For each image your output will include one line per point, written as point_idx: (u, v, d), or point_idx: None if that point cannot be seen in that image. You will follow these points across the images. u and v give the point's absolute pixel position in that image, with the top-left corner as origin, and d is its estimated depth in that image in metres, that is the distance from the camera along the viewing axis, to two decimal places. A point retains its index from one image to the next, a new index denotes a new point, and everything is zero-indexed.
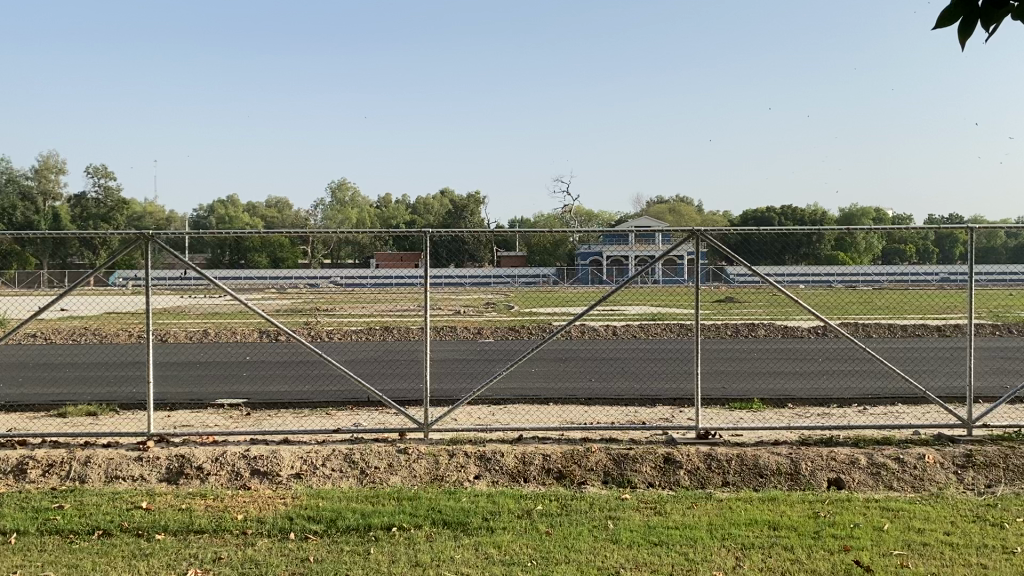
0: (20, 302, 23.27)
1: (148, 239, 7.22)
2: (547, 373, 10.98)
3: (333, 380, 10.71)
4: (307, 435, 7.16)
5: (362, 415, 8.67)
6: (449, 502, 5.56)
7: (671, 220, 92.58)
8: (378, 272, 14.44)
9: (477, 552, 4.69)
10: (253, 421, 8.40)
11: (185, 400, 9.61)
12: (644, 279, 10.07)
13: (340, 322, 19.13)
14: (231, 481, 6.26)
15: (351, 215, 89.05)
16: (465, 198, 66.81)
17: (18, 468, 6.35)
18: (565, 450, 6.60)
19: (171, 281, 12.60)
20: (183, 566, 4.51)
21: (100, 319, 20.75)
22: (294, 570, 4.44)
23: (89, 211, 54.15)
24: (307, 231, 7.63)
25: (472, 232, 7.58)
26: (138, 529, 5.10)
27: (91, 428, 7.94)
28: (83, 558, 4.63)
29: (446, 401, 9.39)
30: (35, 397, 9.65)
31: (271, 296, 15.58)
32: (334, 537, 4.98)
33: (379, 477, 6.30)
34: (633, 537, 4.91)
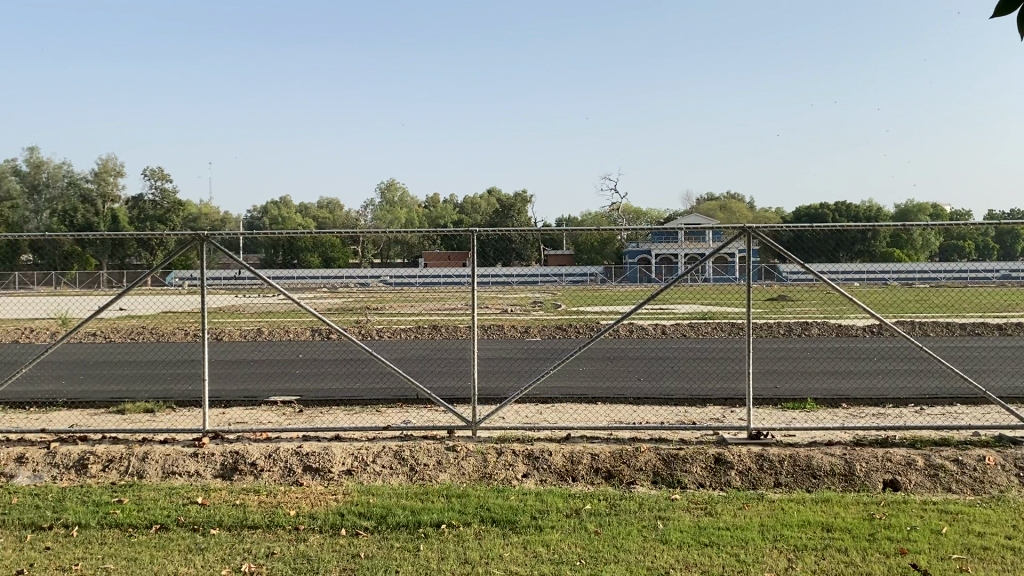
0: (82, 301, 23.96)
1: (204, 240, 7.31)
2: (596, 372, 10.92)
3: (383, 378, 10.82)
4: (357, 432, 7.25)
5: (411, 413, 8.75)
6: (498, 501, 5.58)
7: (722, 216, 91.64)
8: (426, 272, 14.55)
9: (526, 550, 4.69)
10: (305, 418, 8.54)
11: (239, 398, 9.76)
12: (694, 278, 9.95)
13: (390, 321, 19.34)
14: (284, 477, 6.36)
15: (400, 215, 89.84)
16: (513, 197, 66.86)
17: (80, 463, 6.54)
18: (614, 449, 6.57)
19: (225, 281, 12.85)
20: (238, 561, 4.59)
21: (158, 319, 21.24)
22: (346, 566, 4.49)
23: (146, 213, 55.42)
24: (358, 232, 7.57)
25: (520, 231, 7.45)
26: (194, 524, 5.21)
27: (149, 425, 8.15)
28: (142, 551, 4.75)
29: (494, 400, 9.43)
30: (95, 394, 9.93)
31: (322, 296, 15.77)
32: (383, 534, 5.02)
33: (428, 474, 6.34)
34: (684, 537, 4.87)
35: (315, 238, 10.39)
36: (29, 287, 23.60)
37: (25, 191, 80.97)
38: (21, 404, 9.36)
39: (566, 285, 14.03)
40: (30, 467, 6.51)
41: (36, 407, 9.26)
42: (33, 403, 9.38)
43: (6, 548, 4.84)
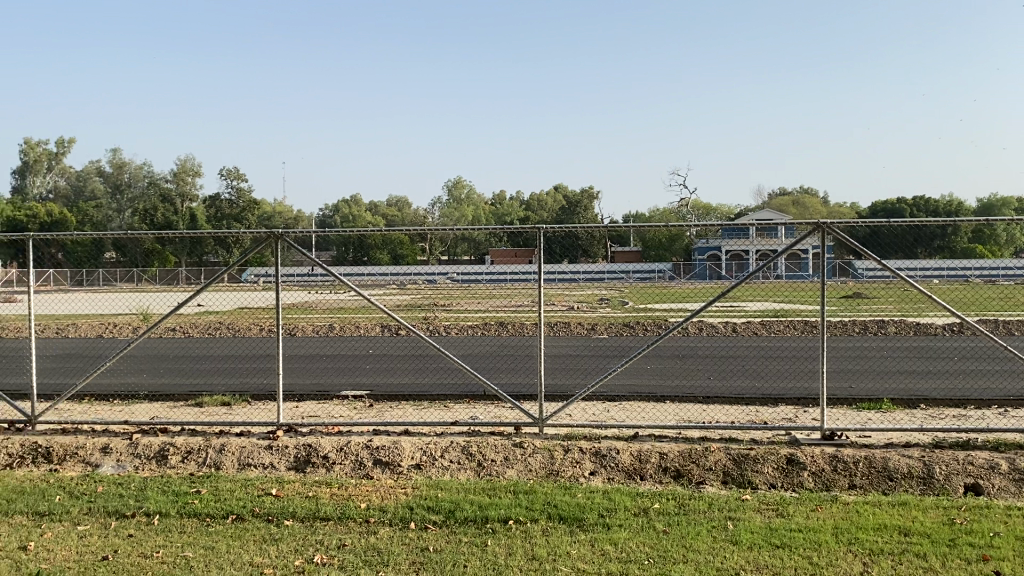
0: (164, 298, 24.82)
1: (278, 237, 7.41)
2: (664, 370, 10.82)
3: (451, 374, 10.93)
4: (425, 427, 7.33)
5: (478, 408, 8.82)
6: (565, 498, 5.58)
7: (795, 211, 89.75)
8: (493, 268, 14.58)
9: (593, 548, 4.68)
10: (375, 412, 8.67)
11: (311, 392, 9.96)
12: (766, 275, 9.76)
13: (458, 317, 19.50)
14: (355, 470, 6.47)
15: (467, 212, 90.47)
16: (580, 194, 66.71)
17: (160, 454, 6.76)
18: (683, 448, 6.49)
19: (298, 279, 13.15)
20: (311, 552, 4.69)
21: (234, 314, 21.86)
22: (414, 559, 4.54)
23: (223, 212, 57.00)
24: (427, 230, 7.31)
25: (586, 227, 7.29)
26: (269, 515, 5.34)
27: (226, 417, 8.38)
28: (218, 541, 4.89)
29: (561, 397, 9.42)
30: (175, 387, 10.27)
31: (392, 294, 15.99)
32: (452, 528, 5.07)
33: (495, 469, 6.37)
34: (755, 538, 4.79)
35: (386, 235, 10.49)
36: (114, 284, 24.56)
37: (108, 191, 84.17)
38: (105, 396, 9.73)
39: (633, 282, 13.94)
40: (115, 457, 6.77)
41: (120, 399, 9.63)
42: (117, 396, 9.75)
43: (92, 534, 5.04)
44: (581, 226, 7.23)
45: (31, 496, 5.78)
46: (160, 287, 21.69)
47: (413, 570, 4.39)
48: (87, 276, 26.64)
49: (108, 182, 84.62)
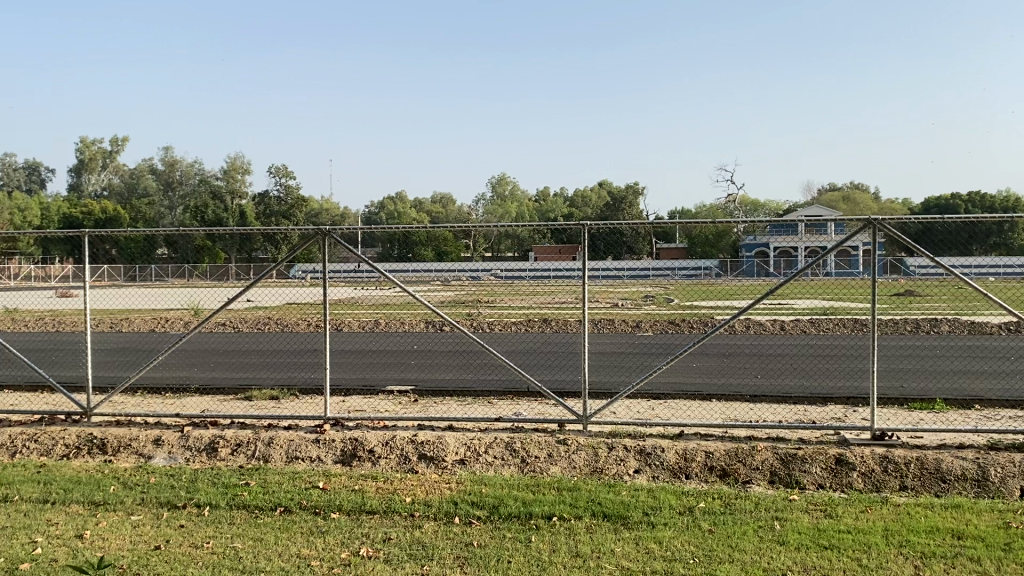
0: (213, 293, 25.27)
1: (325, 233, 7.49)
2: (710, 369, 10.72)
3: (495, 370, 10.97)
4: (470, 422, 7.36)
5: (522, 405, 8.83)
6: (610, 495, 5.56)
7: (844, 207, 88.13)
8: (537, 265, 14.57)
9: (637, 546, 4.66)
10: (421, 407, 8.73)
11: (357, 386, 10.08)
12: (816, 272, 9.60)
13: (502, 313, 19.53)
14: (401, 465, 6.52)
15: (511, 209, 90.54)
16: (625, 190, 66.28)
17: (211, 446, 6.89)
18: (728, 447, 6.42)
19: (345, 274, 13.29)
20: (357, 545, 4.74)
21: (282, 310, 22.19)
22: (459, 554, 4.56)
23: (272, 209, 57.79)
24: (470, 226, 7.31)
25: (631, 222, 7.21)
26: (316, 508, 5.41)
27: (275, 411, 8.52)
28: (267, 532, 4.97)
29: (605, 394, 9.39)
30: (225, 380, 10.47)
31: (436, 290, 16.08)
32: (496, 524, 5.08)
33: (539, 466, 6.37)
34: (802, 539, 4.72)
35: (431, 232, 10.55)
36: (167, 279, 25.08)
37: (160, 188, 85.90)
38: (158, 389, 9.96)
39: (679, 279, 13.83)
40: (167, 449, 6.92)
41: (172, 392, 9.85)
42: (168, 389, 9.98)
43: (145, 524, 5.16)
44: (626, 222, 7.17)
45: (87, 486, 5.93)
46: (210, 282, 22.10)
47: (458, 564, 4.41)
48: (140, 271, 27.24)
49: (161, 179, 86.43)
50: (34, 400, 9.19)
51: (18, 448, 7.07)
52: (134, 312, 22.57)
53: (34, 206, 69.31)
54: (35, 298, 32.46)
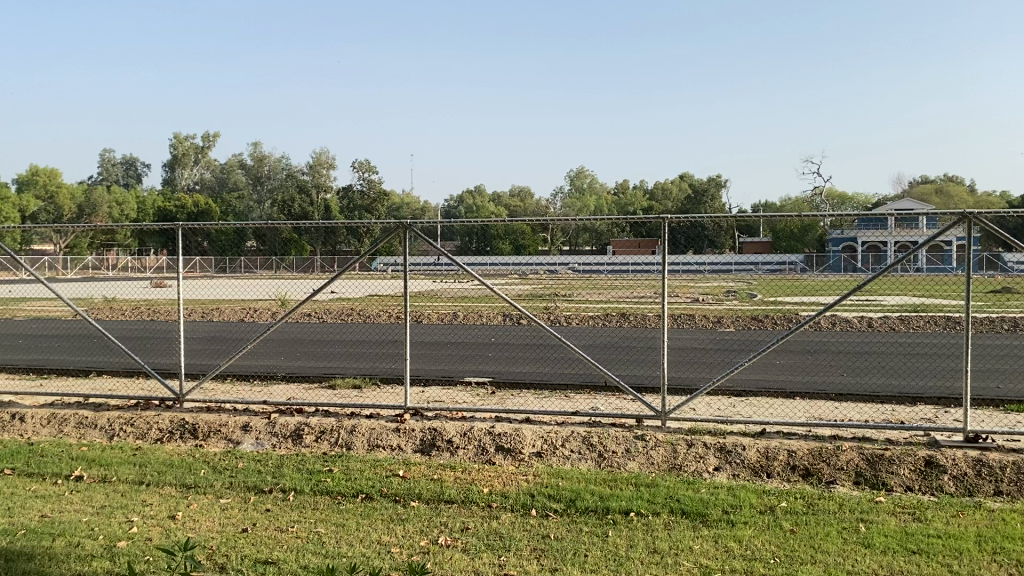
0: (299, 284, 25.94)
1: (406, 227, 7.59)
2: (795, 366, 10.50)
3: (573, 364, 10.97)
4: (547, 415, 7.38)
5: (600, 399, 8.82)
6: (689, 493, 5.50)
7: (937, 201, 84.77)
8: (616, 260, 14.50)
9: (716, 544, 4.60)
10: (498, 399, 8.81)
11: (436, 377, 10.23)
12: (906, 268, 9.28)
13: (580, 307, 19.51)
14: (478, 455, 6.59)
15: (590, 203, 90.10)
16: (707, 182, 65.23)
17: (296, 433, 7.09)
18: (812, 447, 6.28)
19: (425, 267, 13.46)
20: (435, 533, 4.81)
21: (364, 302, 22.63)
22: (535, 546, 4.59)
23: (354, 204, 58.83)
24: (547, 219, 7.28)
25: (713, 217, 7.06)
26: (396, 496, 5.51)
27: (356, 400, 8.72)
28: (349, 518, 5.09)
29: (684, 390, 9.30)
30: (310, 369, 10.77)
31: (515, 284, 16.15)
32: (573, 517, 5.09)
33: (617, 461, 6.35)
34: (889, 542, 4.58)
35: (510, 226, 10.60)
36: (254, 270, 25.86)
37: (249, 183, 88.55)
38: (246, 377, 10.31)
39: (762, 274, 13.55)
40: (254, 435, 7.15)
41: (260, 380, 10.17)
42: (256, 376, 10.32)
43: (234, 507, 5.35)
44: (707, 216, 7.00)
45: (179, 469, 6.17)
46: (295, 273, 22.71)
47: (535, 556, 4.43)
48: (231, 263, 28.16)
49: (249, 174, 89.04)
50: (131, 385, 9.61)
51: (116, 431, 7.41)
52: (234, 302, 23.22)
53: (131, 200, 72.30)
54: (137, 288, 33.83)
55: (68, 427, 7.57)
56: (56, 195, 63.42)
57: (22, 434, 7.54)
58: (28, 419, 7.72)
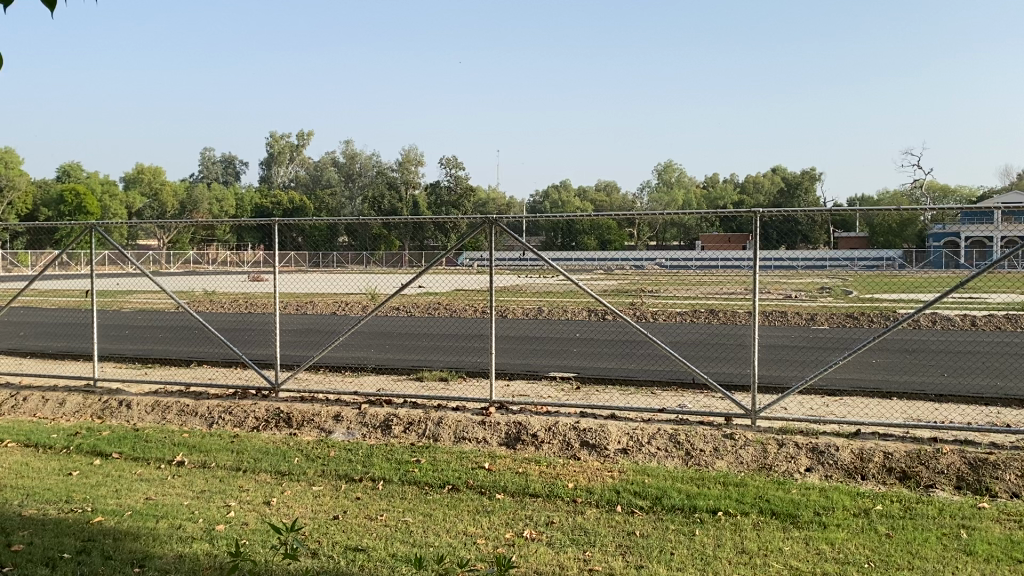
0: (389, 278, 26.38)
1: (492, 221, 7.61)
2: (891, 365, 10.15)
3: (659, 360, 10.87)
4: (633, 412, 7.34)
5: (688, 396, 8.72)
6: (779, 493, 5.39)
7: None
8: (705, 255, 14.29)
9: (808, 546, 4.50)
10: (583, 395, 8.80)
11: (521, 371, 10.29)
12: (1013, 265, 8.83)
13: (666, 302, 19.30)
14: (563, 450, 6.60)
15: (678, 197, 88.77)
16: (800, 175, 63.25)
17: (385, 424, 7.26)
18: (910, 448, 6.06)
19: (511, 262, 13.52)
20: (521, 526, 4.85)
21: (452, 296, 22.95)
22: (621, 543, 4.57)
23: (442, 199, 59.43)
24: (634, 214, 7.19)
25: (807, 210, 6.84)
26: (482, 488, 5.58)
27: (443, 392, 8.86)
28: (436, 508, 5.18)
29: (774, 388, 9.11)
30: (398, 361, 10.99)
31: (601, 280, 16.07)
32: (659, 515, 5.05)
33: (704, 460, 6.26)
34: (992, 551, 4.39)
35: (596, 220, 10.55)
36: (345, 265, 26.48)
37: (340, 179, 90.54)
38: (337, 368, 10.60)
39: (857, 270, 13.14)
40: (345, 425, 7.34)
41: (350, 371, 10.44)
42: (347, 367, 10.58)
43: (325, 494, 5.50)
44: (801, 210, 6.77)
45: (274, 457, 6.39)
46: (384, 267, 23.12)
47: (621, 553, 4.41)
48: (323, 258, 28.94)
49: (340, 171, 91.09)
50: (230, 375, 9.99)
51: (215, 419, 7.72)
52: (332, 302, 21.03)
53: (230, 196, 74.94)
54: (233, 288, 30.07)
55: (171, 414, 7.93)
56: (160, 193, 66.25)
57: (129, 420, 7.94)
58: (135, 406, 8.11)
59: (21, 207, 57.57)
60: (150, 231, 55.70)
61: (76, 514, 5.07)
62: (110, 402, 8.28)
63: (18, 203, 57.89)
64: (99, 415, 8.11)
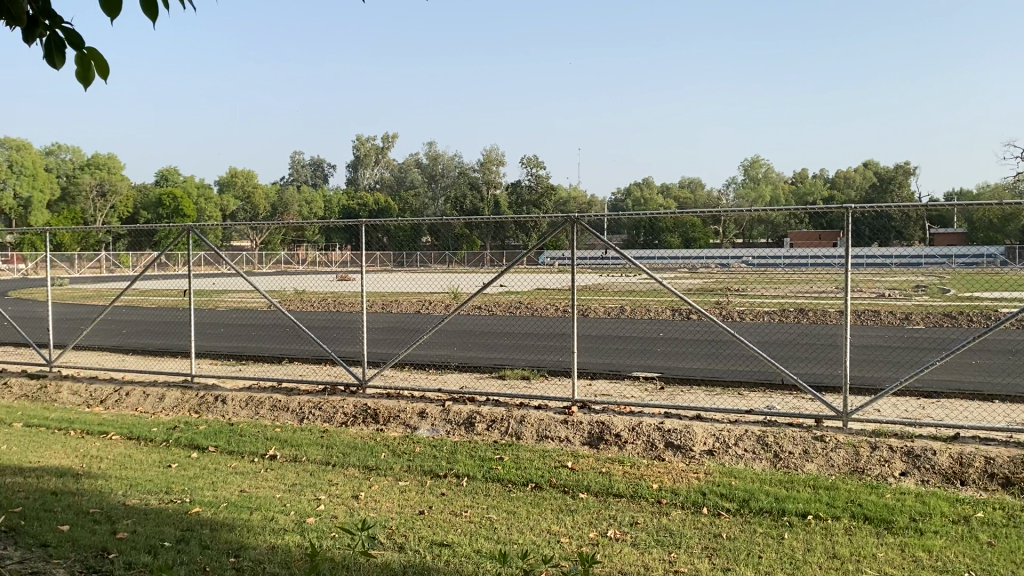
0: (471, 277, 26.63)
1: (573, 220, 7.55)
2: (993, 367, 9.70)
3: (746, 361, 10.68)
4: (719, 412, 7.23)
5: (776, 397, 8.55)
6: (872, 497, 5.23)
7: None
8: (793, 252, 13.93)
9: (903, 553, 4.35)
10: (668, 395, 8.73)
11: (604, 371, 10.25)
12: None
13: (752, 301, 18.89)
14: (647, 451, 6.55)
15: (764, 193, 86.73)
16: (893, 169, 60.90)
17: (468, 421, 7.33)
18: (1013, 455, 5.80)
19: (594, 261, 13.45)
20: (605, 526, 4.84)
21: (533, 295, 22.98)
22: (707, 545, 4.51)
23: (523, 198, 59.47)
24: (718, 211, 7.02)
25: (903, 205, 6.56)
26: (565, 487, 5.58)
27: (526, 390, 8.90)
28: (519, 506, 5.21)
29: (867, 389, 8.84)
30: (481, 359, 11.09)
31: (684, 278, 15.87)
32: (746, 517, 4.97)
33: (793, 462, 6.12)
34: None
35: (679, 216, 10.36)
36: (428, 265, 26.81)
37: (424, 180, 91.78)
38: (422, 366, 10.76)
39: (956, 266, 12.63)
40: (429, 422, 7.45)
41: (435, 369, 10.59)
42: (432, 365, 10.74)
43: (411, 490, 5.60)
44: (897, 205, 6.49)
45: (362, 452, 6.54)
46: (467, 267, 23.33)
47: (707, 555, 4.36)
48: (407, 258, 29.36)
49: (424, 172, 92.29)
50: (319, 372, 10.26)
51: (306, 414, 7.94)
52: (416, 303, 20.94)
53: (318, 197, 76.81)
54: (320, 288, 30.21)
55: (263, 409, 8.19)
56: (252, 195, 68.37)
57: (224, 414, 8.24)
58: (230, 401, 8.42)
59: (123, 210, 60.28)
60: (243, 232, 57.60)
61: (175, 505, 5.30)
62: (206, 397, 8.61)
63: (120, 205, 60.58)
64: (196, 409, 8.44)
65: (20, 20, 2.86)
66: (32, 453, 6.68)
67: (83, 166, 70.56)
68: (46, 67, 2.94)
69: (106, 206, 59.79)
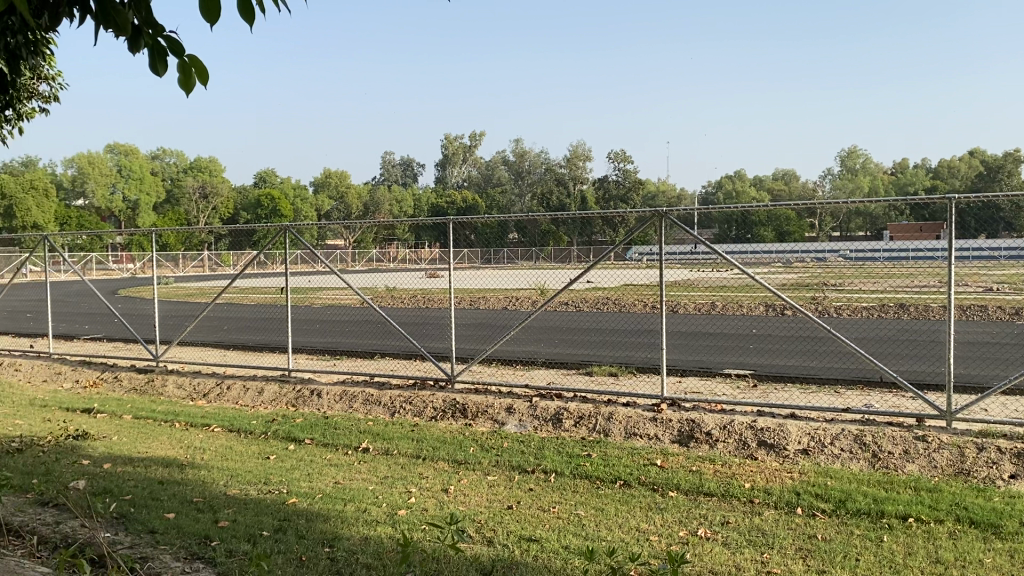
0: (559, 273, 26.57)
1: (662, 214, 7.41)
2: None
3: (843, 358, 10.36)
4: (815, 411, 7.04)
5: (875, 395, 8.25)
6: (978, 500, 4.99)
7: None
8: (892, 247, 13.41)
9: (1011, 559, 4.15)
10: (760, 392, 8.55)
11: (694, 368, 10.11)
12: None
13: (849, 297, 18.27)
14: (739, 449, 6.42)
15: (862, 184, 83.69)
16: (1002, 157, 57.84)
17: (555, 417, 7.34)
18: None
19: (683, 257, 13.25)
20: (695, 525, 4.76)
21: (621, 291, 22.80)
22: (802, 545, 4.40)
23: (611, 193, 58.89)
24: (814, 204, 6.76)
25: (1014, 194, 6.19)
26: (654, 484, 5.53)
27: (614, 387, 8.84)
28: (607, 503, 5.18)
29: (973, 387, 8.44)
30: (569, 356, 11.08)
31: (777, 272, 15.48)
32: (843, 518, 4.82)
33: (893, 462, 5.91)
34: None
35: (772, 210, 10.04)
36: (515, 261, 26.91)
37: (512, 178, 92.10)
38: (509, 362, 10.82)
39: None
40: (517, 417, 7.49)
41: (523, 364, 10.65)
42: (518, 361, 10.78)
43: (500, 484, 5.64)
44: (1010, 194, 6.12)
45: (451, 446, 6.62)
46: (555, 263, 23.29)
47: (801, 556, 4.25)
48: (495, 254, 29.49)
49: (511, 169, 92.63)
50: (408, 367, 10.43)
51: (397, 408, 8.10)
52: (504, 300, 21.05)
53: (408, 196, 78.01)
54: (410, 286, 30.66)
55: (356, 403, 8.39)
56: (345, 196, 69.93)
57: (320, 407, 8.49)
58: (325, 395, 8.66)
59: (224, 211, 62.53)
60: (336, 231, 58.99)
61: (273, 495, 5.47)
62: (302, 391, 8.87)
63: (221, 208, 62.85)
64: (293, 403, 8.72)
65: (124, 30, 3.01)
66: (142, 443, 7.03)
67: (187, 169, 73.53)
68: (151, 75, 3.09)
69: (208, 207, 62.13)
